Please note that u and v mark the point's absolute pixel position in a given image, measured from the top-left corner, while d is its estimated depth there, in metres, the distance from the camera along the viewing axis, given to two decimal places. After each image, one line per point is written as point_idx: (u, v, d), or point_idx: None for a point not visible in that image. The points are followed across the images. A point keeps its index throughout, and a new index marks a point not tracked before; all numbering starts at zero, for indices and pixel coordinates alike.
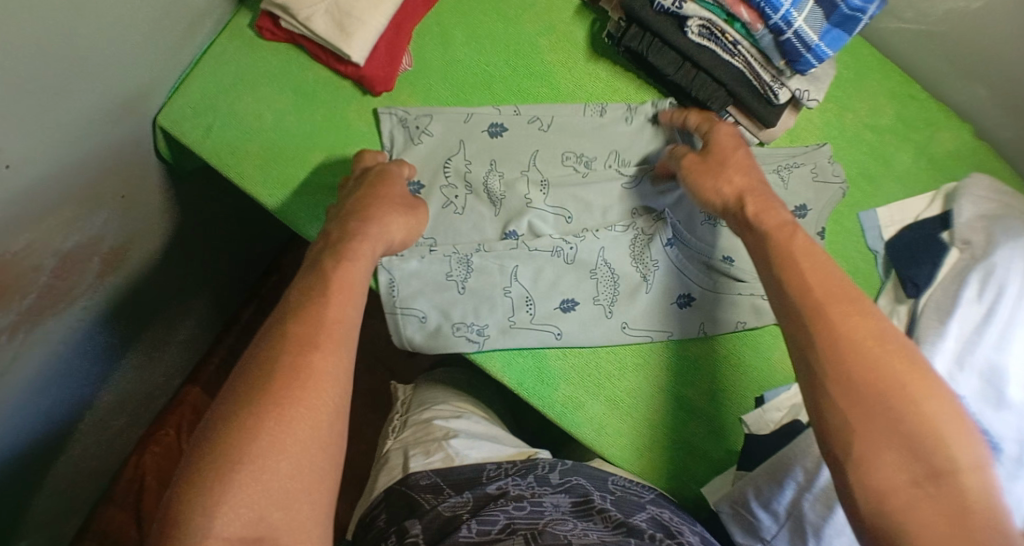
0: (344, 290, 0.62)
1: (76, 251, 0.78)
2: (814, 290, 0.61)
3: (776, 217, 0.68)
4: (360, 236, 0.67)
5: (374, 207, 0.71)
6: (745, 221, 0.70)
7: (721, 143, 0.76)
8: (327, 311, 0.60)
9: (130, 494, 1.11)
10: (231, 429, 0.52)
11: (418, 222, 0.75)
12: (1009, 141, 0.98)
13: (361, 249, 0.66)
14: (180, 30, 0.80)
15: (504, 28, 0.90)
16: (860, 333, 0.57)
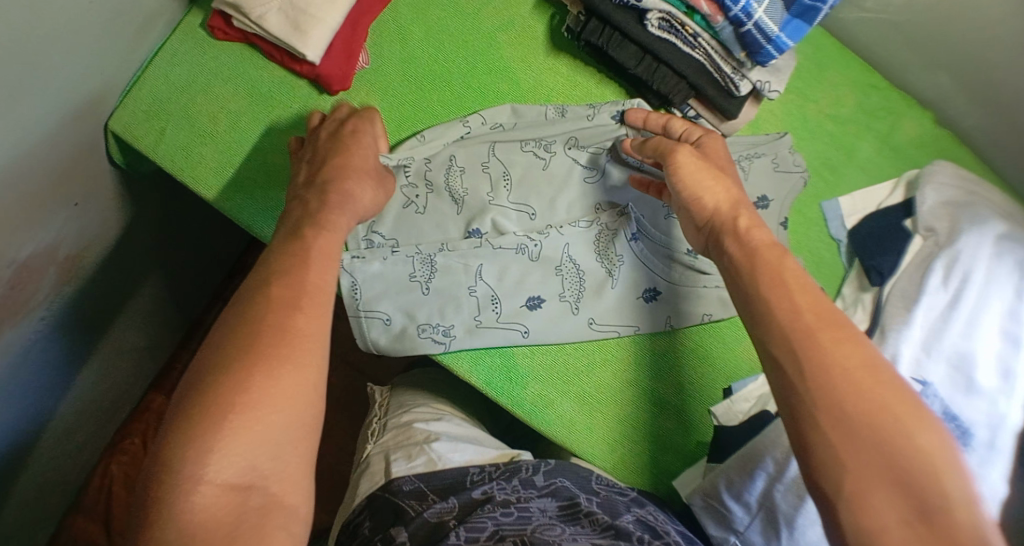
0: (319, 256, 0.64)
1: (32, 260, 0.76)
2: (805, 317, 0.59)
3: (766, 236, 0.66)
4: (331, 212, 0.69)
5: (348, 181, 0.72)
6: (733, 232, 0.67)
7: (711, 157, 0.75)
8: (307, 275, 0.62)
9: (99, 504, 1.10)
10: (219, 382, 0.54)
11: (386, 193, 0.77)
12: (969, 127, 0.98)
13: (332, 223, 0.68)
14: (130, 31, 0.78)
15: (463, 23, 0.88)
16: (850, 361, 0.56)
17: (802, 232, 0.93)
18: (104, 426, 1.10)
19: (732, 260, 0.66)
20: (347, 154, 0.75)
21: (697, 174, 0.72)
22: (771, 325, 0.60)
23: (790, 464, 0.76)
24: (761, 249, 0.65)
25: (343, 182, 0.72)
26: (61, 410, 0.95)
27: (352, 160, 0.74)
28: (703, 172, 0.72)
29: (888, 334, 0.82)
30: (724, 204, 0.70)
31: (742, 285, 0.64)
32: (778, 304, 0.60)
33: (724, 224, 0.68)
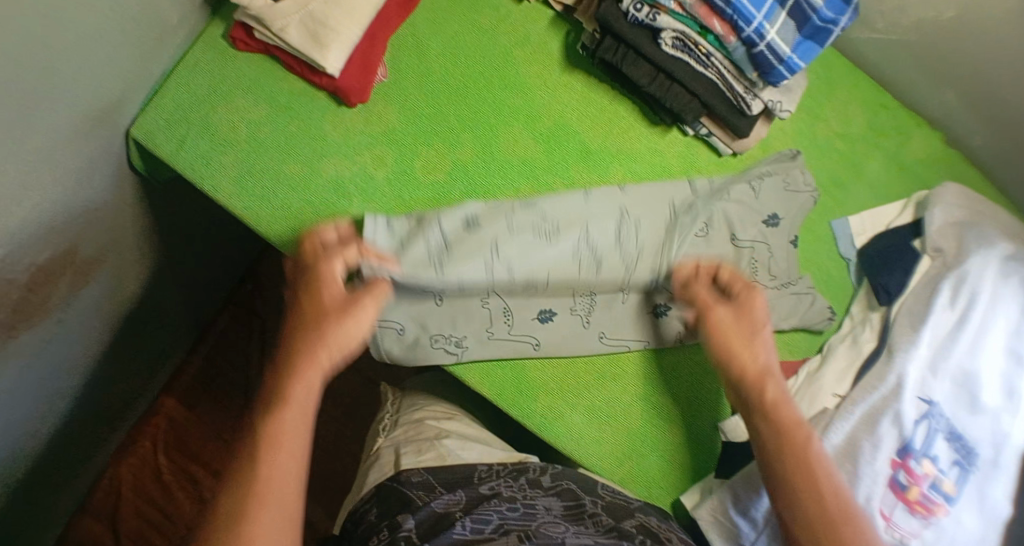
0: (302, 369, 0.68)
1: (51, 262, 0.77)
2: (829, 505, 0.67)
3: (793, 413, 0.72)
4: (292, 381, 0.67)
5: (313, 345, 0.69)
6: (762, 407, 0.73)
7: (747, 317, 0.77)
8: (285, 414, 0.64)
9: (107, 506, 1.13)
10: (232, 494, 0.60)
11: (360, 321, 0.72)
12: (978, 148, 0.99)
13: (293, 393, 0.66)
14: (153, 41, 0.79)
15: (479, 39, 0.90)
16: (813, 462, 0.69)
17: (811, 250, 0.94)
18: (115, 427, 1.12)
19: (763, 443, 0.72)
20: (308, 305, 0.71)
21: (735, 364, 0.76)
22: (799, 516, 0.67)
23: None
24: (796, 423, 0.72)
25: (307, 337, 0.69)
26: (73, 410, 0.96)
27: (315, 307, 0.71)
28: (741, 323, 0.77)
29: (896, 353, 0.83)
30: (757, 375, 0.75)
31: (770, 459, 0.70)
32: (802, 490, 0.68)
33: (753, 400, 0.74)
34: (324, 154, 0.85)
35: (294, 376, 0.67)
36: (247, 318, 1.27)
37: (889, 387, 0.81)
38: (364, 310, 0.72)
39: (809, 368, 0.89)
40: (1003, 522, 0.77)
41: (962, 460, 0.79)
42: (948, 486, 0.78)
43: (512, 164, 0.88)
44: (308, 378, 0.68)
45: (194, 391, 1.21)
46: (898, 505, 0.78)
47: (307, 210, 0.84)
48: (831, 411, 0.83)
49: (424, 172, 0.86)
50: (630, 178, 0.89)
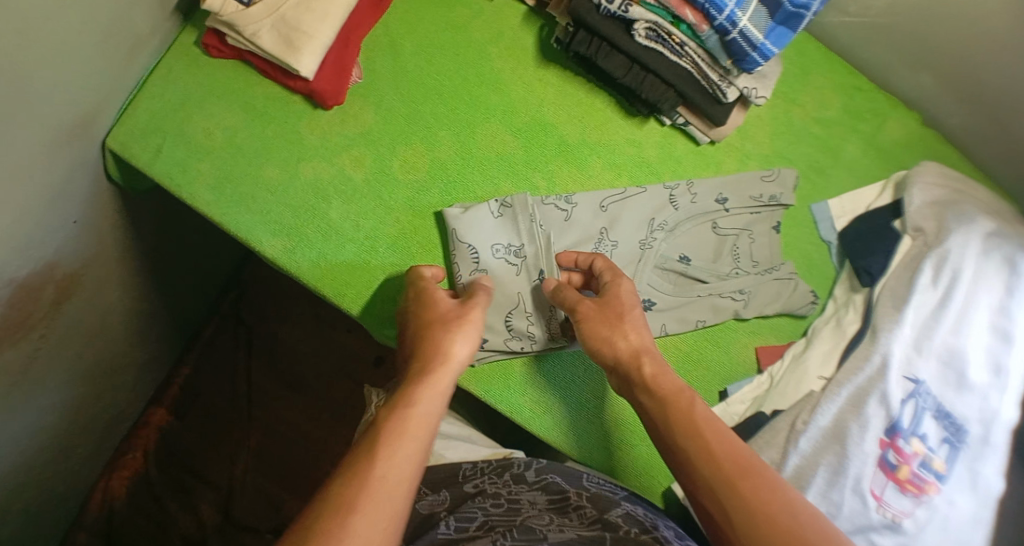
0: (432, 374, 0.68)
1: (30, 279, 0.76)
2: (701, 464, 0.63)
3: (671, 381, 0.70)
4: (420, 381, 0.67)
5: (428, 345, 0.71)
6: (641, 384, 0.71)
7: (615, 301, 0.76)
8: (414, 413, 0.64)
9: (99, 521, 1.10)
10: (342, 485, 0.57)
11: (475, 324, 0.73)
12: (955, 128, 1.00)
13: (418, 395, 0.65)
14: (126, 51, 0.79)
15: (453, 36, 0.90)
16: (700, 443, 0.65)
17: (792, 235, 0.94)
18: (106, 441, 1.11)
19: (645, 410, 0.70)
20: (434, 314, 0.74)
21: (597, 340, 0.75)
22: (687, 468, 0.64)
23: (787, 462, 0.82)
24: (671, 393, 0.69)
25: (434, 342, 0.71)
26: (61, 426, 0.95)
27: (439, 318, 0.73)
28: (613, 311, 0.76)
29: (880, 334, 0.83)
30: (630, 355, 0.73)
31: (658, 429, 0.68)
32: (692, 453, 0.64)
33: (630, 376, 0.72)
34: (301, 157, 0.85)
35: (419, 377, 0.67)
36: (235, 324, 1.26)
37: (875, 367, 0.82)
38: (476, 322, 0.74)
39: (794, 351, 0.90)
40: (995, 497, 0.79)
41: (951, 437, 0.81)
42: (937, 465, 0.80)
43: (490, 161, 0.88)
44: (436, 381, 0.67)
45: (182, 400, 1.21)
46: (888, 484, 0.79)
47: (287, 215, 0.83)
48: (817, 394, 0.84)
49: (402, 171, 0.86)
50: (609, 170, 0.90)
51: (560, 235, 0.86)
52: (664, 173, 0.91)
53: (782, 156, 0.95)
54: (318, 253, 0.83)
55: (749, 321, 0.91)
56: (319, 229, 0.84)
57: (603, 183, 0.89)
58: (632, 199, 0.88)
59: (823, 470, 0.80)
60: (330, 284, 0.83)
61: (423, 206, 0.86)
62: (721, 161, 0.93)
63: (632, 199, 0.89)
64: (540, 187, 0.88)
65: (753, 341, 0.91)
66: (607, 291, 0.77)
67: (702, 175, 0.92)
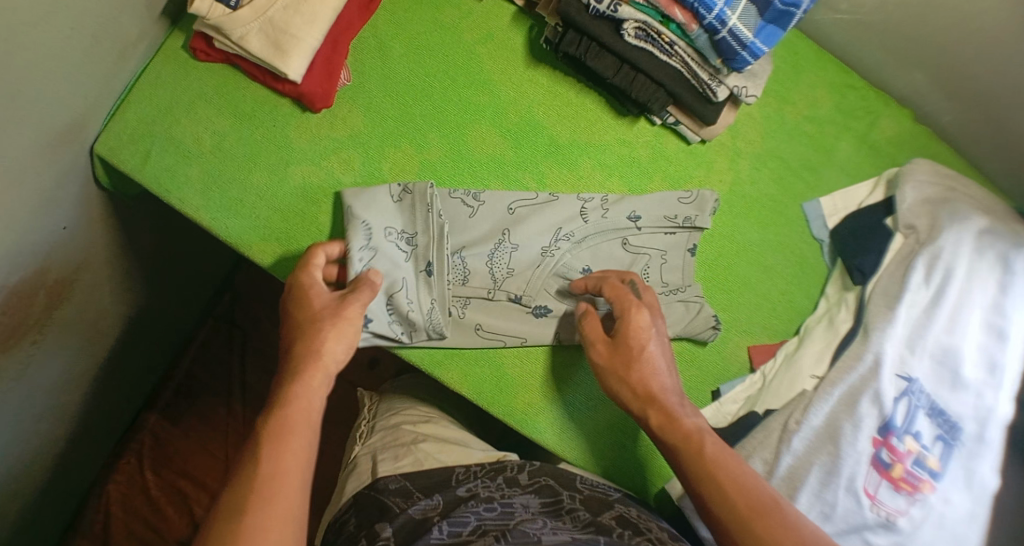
0: (306, 372, 0.67)
1: (21, 286, 0.76)
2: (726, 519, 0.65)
3: (682, 426, 0.71)
4: (293, 382, 0.66)
5: (298, 344, 0.69)
6: (654, 431, 0.73)
7: (629, 342, 0.75)
8: (290, 413, 0.64)
9: (97, 526, 1.12)
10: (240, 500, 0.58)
11: (353, 323, 0.71)
12: (947, 124, 0.99)
13: (293, 395, 0.65)
14: (113, 56, 0.78)
15: (442, 38, 0.89)
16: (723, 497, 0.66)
17: (784, 233, 0.94)
18: (101, 447, 1.11)
19: (669, 460, 0.72)
20: (308, 308, 0.71)
21: (617, 385, 0.75)
22: (710, 519, 0.67)
23: (780, 462, 0.81)
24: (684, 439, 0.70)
25: (304, 341, 0.69)
26: (54, 433, 0.95)
27: (312, 310, 0.71)
28: (627, 353, 0.75)
29: (872, 333, 0.83)
30: (641, 398, 0.74)
31: (682, 479, 0.70)
32: (711, 505, 0.67)
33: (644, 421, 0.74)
34: (290, 161, 0.85)
35: (299, 376, 0.66)
36: (228, 328, 1.26)
37: (868, 365, 0.82)
38: (352, 320, 0.71)
39: (786, 350, 0.90)
40: (990, 495, 0.79)
41: (946, 435, 0.81)
42: (932, 463, 0.80)
43: (481, 163, 0.87)
44: (308, 381, 0.66)
45: (176, 404, 1.21)
46: (882, 483, 0.79)
47: (278, 219, 0.83)
48: (810, 393, 0.84)
49: (392, 174, 0.86)
50: (600, 171, 0.90)
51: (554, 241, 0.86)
52: (655, 173, 0.91)
53: (773, 155, 0.94)
54: None
55: (741, 321, 0.91)
56: (310, 233, 0.84)
57: (593, 183, 0.89)
58: (622, 202, 0.88)
59: (817, 470, 0.80)
60: None
61: None
62: (713, 161, 0.92)
63: (621, 203, 0.88)
64: (531, 188, 0.88)
65: (746, 341, 0.91)
66: (620, 329, 0.76)
67: (694, 175, 0.92)
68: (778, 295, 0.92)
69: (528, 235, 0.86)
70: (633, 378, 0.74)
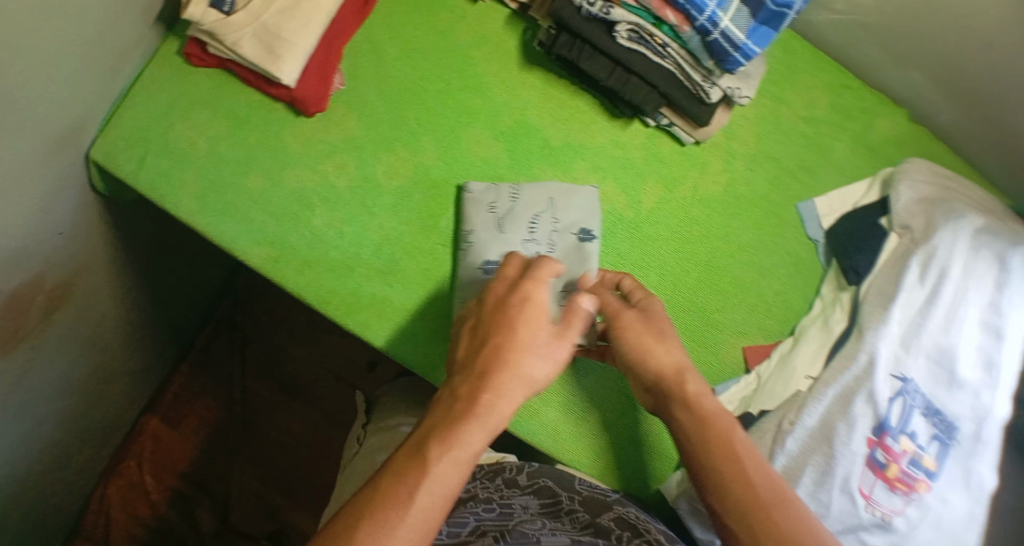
0: (495, 387, 0.59)
1: (18, 291, 0.76)
2: (752, 494, 0.65)
3: (716, 406, 0.69)
4: (495, 399, 0.59)
5: (493, 342, 0.61)
6: (683, 401, 0.70)
7: (655, 318, 0.73)
8: (467, 438, 0.57)
9: (98, 527, 1.12)
10: (401, 471, 0.56)
11: (563, 342, 0.62)
12: (943, 123, 0.99)
13: (484, 420, 0.58)
14: (108, 63, 0.78)
15: (436, 41, 0.89)
16: (749, 475, 0.66)
17: (780, 234, 0.94)
18: (101, 449, 1.11)
19: (683, 429, 0.70)
20: (523, 307, 0.62)
21: (640, 354, 0.72)
22: (726, 499, 0.66)
23: (772, 464, 0.81)
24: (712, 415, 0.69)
25: (511, 348, 0.60)
26: (55, 436, 0.95)
27: (533, 312, 0.62)
28: (657, 326, 0.72)
29: (866, 334, 0.83)
30: (671, 374, 0.70)
31: (691, 447, 0.69)
32: (732, 482, 0.66)
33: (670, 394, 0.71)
34: (286, 165, 0.85)
35: (485, 396, 0.58)
36: (229, 331, 1.27)
37: (862, 366, 0.82)
38: (565, 337, 0.63)
39: (781, 351, 0.90)
40: (989, 494, 0.79)
41: (943, 435, 0.81)
42: (928, 462, 0.80)
43: (476, 166, 0.88)
44: (500, 403, 0.59)
45: (175, 408, 1.21)
46: (878, 483, 0.79)
47: (273, 223, 0.83)
48: (804, 393, 0.84)
49: (388, 178, 0.86)
50: (595, 173, 0.90)
51: (493, 250, 0.83)
52: (650, 175, 0.91)
53: (768, 156, 0.94)
54: (304, 261, 0.83)
55: (737, 322, 0.91)
56: (304, 237, 0.84)
57: (588, 185, 0.89)
58: (563, 212, 0.86)
59: (810, 470, 0.80)
60: (316, 291, 0.83)
61: (409, 213, 0.86)
62: (707, 162, 0.93)
63: (563, 212, 0.86)
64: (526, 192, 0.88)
65: (742, 341, 0.91)
66: (643, 307, 0.74)
67: (688, 176, 0.92)
68: (774, 296, 0.92)
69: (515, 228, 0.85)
70: (657, 349, 0.71)
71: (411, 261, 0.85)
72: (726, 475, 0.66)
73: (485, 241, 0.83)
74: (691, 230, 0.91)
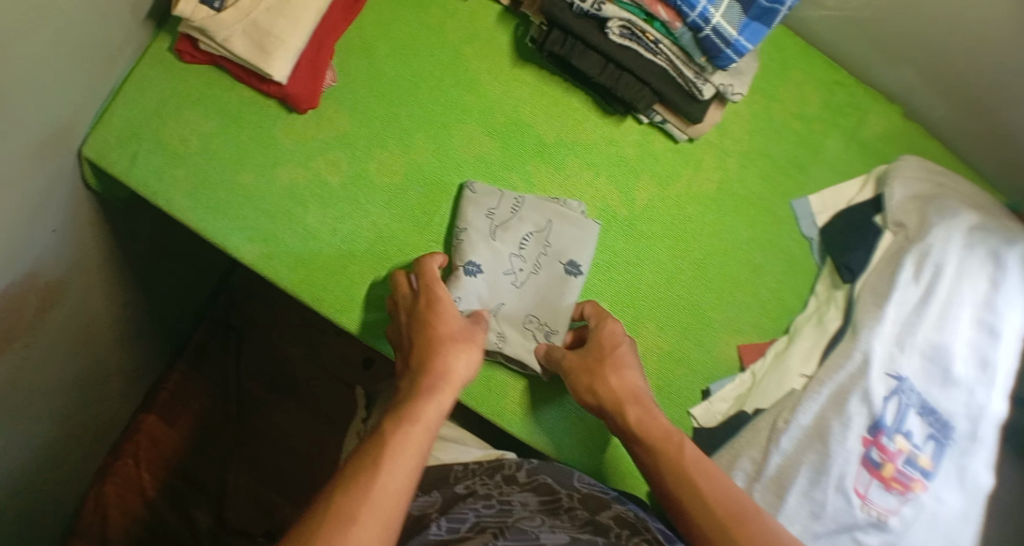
0: (430, 392, 0.70)
1: (11, 289, 0.76)
2: (714, 514, 0.66)
3: (661, 425, 0.73)
4: (429, 397, 0.70)
5: (434, 357, 0.73)
6: (632, 431, 0.74)
7: (600, 347, 0.80)
8: (412, 429, 0.66)
9: (94, 527, 1.09)
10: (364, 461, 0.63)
11: (480, 349, 0.76)
12: (937, 119, 0.99)
13: (422, 411, 0.68)
14: (99, 60, 0.78)
15: (427, 38, 0.89)
16: (704, 498, 0.67)
17: (774, 231, 0.93)
18: (97, 449, 1.11)
19: (641, 460, 0.73)
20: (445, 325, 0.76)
21: (589, 390, 0.77)
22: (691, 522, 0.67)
23: (768, 462, 0.81)
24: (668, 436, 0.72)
25: (440, 356, 0.73)
26: (48, 436, 0.95)
27: (453, 330, 0.76)
28: (597, 357, 0.79)
29: (861, 332, 0.83)
30: (619, 399, 0.76)
31: (654, 479, 0.72)
32: (691, 505, 0.67)
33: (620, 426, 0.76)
34: (277, 163, 0.85)
35: (421, 397, 0.70)
36: (223, 330, 1.27)
37: (856, 364, 0.82)
38: (480, 345, 0.76)
39: (776, 349, 0.90)
40: (984, 493, 0.79)
41: (938, 434, 0.80)
42: (924, 462, 0.79)
43: (467, 163, 0.87)
44: (439, 398, 0.70)
45: (172, 406, 1.19)
46: (873, 482, 0.79)
47: (265, 220, 0.83)
48: (798, 392, 0.84)
49: (379, 175, 0.86)
50: (588, 170, 0.89)
51: (481, 253, 0.82)
52: (643, 172, 0.91)
53: (762, 153, 0.94)
54: (297, 258, 0.83)
55: (730, 320, 0.91)
56: (296, 235, 0.83)
57: (581, 182, 0.89)
58: (556, 236, 0.85)
59: (806, 468, 0.80)
60: (307, 289, 0.83)
61: (401, 210, 0.86)
62: (700, 159, 0.92)
63: (557, 233, 0.85)
64: (519, 189, 0.88)
65: (736, 339, 0.90)
66: (592, 339, 0.81)
67: (681, 173, 0.92)
68: (768, 293, 0.92)
69: (507, 238, 0.84)
70: (604, 379, 0.77)
71: (402, 259, 0.85)
72: (687, 500, 0.68)
73: (477, 241, 0.82)
74: (685, 227, 0.91)
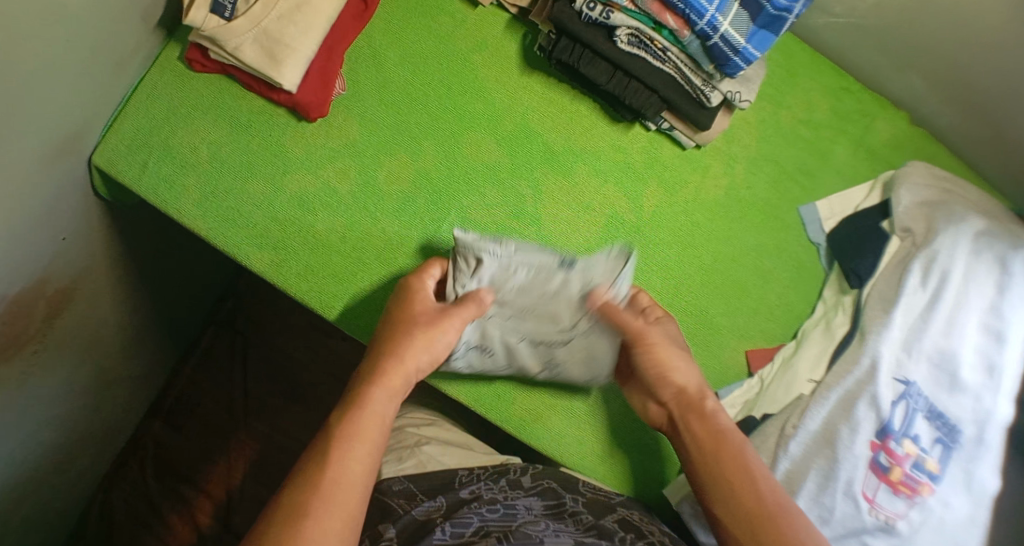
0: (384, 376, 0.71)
1: (21, 296, 0.77)
2: (770, 505, 0.70)
3: (725, 420, 0.76)
4: (377, 380, 0.71)
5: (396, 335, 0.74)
6: (697, 415, 0.76)
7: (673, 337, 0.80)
8: (360, 416, 0.68)
9: (100, 534, 1.12)
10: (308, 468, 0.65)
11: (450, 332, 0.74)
12: (944, 125, 0.99)
13: (375, 394, 0.70)
14: (109, 69, 0.78)
15: (436, 45, 0.90)
16: (762, 488, 0.71)
17: (781, 237, 0.94)
18: (103, 455, 1.11)
19: (697, 440, 0.75)
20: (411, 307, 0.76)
21: (659, 367, 0.78)
22: (739, 511, 0.70)
23: (777, 467, 0.82)
24: (724, 434, 0.74)
25: (400, 341, 0.73)
26: (55, 442, 0.95)
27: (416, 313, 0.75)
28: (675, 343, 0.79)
29: (869, 337, 0.83)
30: (688, 391, 0.77)
31: (704, 459, 0.74)
32: (745, 496, 0.70)
33: (683, 407, 0.77)
34: (287, 171, 0.85)
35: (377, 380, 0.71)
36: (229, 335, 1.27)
37: (865, 369, 0.82)
38: (449, 329, 0.74)
39: (785, 354, 0.91)
40: (991, 497, 0.79)
41: (945, 437, 0.81)
42: (931, 465, 0.79)
43: (476, 170, 0.88)
44: (391, 379, 0.71)
45: (178, 410, 1.21)
46: (881, 486, 0.79)
47: (275, 228, 0.84)
48: (807, 397, 0.85)
49: (389, 183, 0.86)
50: (596, 177, 0.90)
51: (579, 266, 0.79)
52: (651, 178, 0.91)
53: (769, 159, 0.95)
54: (307, 266, 0.83)
55: (739, 325, 0.91)
56: (307, 243, 0.84)
57: (589, 189, 0.90)
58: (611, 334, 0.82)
59: (814, 473, 0.80)
60: (318, 296, 0.83)
61: (411, 218, 0.86)
62: (708, 165, 0.93)
63: (602, 365, 0.82)
64: (527, 196, 0.88)
65: (745, 345, 0.91)
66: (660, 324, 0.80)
67: (689, 180, 0.92)
68: (775, 299, 0.92)
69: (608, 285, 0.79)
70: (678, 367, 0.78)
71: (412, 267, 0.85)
72: (747, 488, 0.71)
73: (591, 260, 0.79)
74: (693, 234, 0.91)
